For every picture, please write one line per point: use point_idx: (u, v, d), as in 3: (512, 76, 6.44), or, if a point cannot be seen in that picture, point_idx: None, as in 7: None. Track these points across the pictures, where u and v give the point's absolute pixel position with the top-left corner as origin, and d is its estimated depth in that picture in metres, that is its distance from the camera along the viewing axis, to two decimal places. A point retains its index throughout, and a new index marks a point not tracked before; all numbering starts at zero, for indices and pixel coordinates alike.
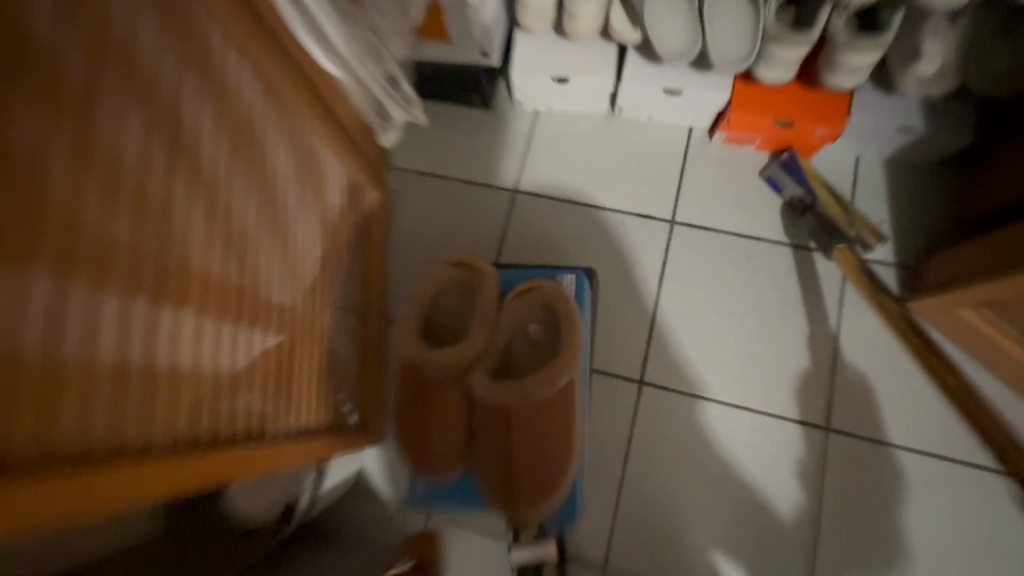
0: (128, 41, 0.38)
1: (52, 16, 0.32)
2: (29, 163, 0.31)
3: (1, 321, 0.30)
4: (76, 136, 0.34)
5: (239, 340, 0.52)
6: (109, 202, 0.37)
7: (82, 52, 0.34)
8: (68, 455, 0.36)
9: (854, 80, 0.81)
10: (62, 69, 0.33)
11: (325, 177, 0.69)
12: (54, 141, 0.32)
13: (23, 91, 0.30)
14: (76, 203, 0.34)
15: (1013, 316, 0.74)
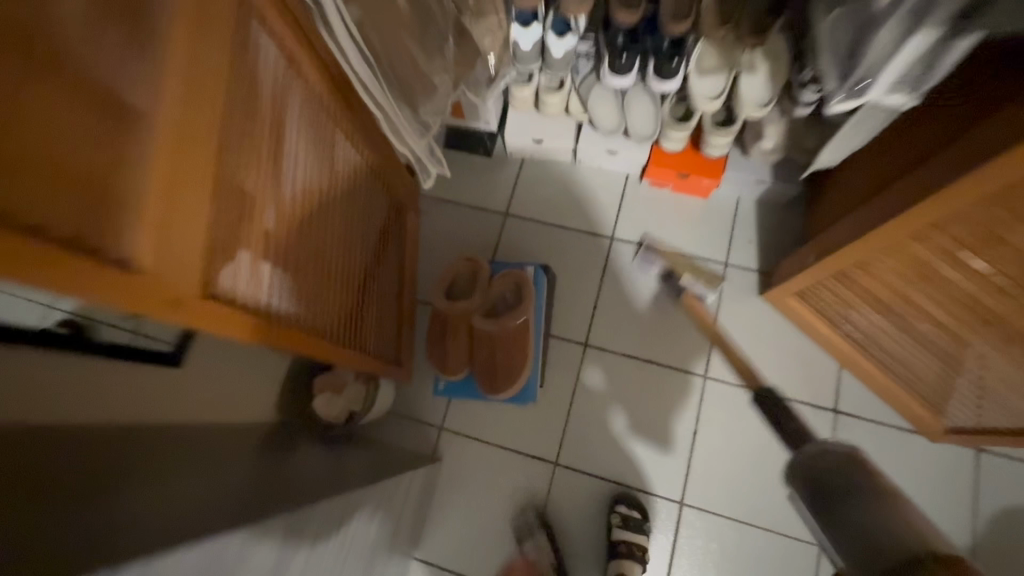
0: (303, 139, 0.83)
1: (282, 135, 0.77)
2: (276, 195, 0.76)
3: (268, 257, 0.75)
4: (288, 182, 0.79)
5: (334, 287, 0.97)
6: (296, 211, 0.82)
7: (290, 147, 0.80)
8: (280, 323, 0.80)
9: (722, 150, 1.24)
10: (284, 155, 0.78)
11: (375, 200, 1.14)
12: (282, 185, 0.78)
13: (274, 166, 0.76)
14: (287, 211, 0.79)
15: (814, 299, 1.17)
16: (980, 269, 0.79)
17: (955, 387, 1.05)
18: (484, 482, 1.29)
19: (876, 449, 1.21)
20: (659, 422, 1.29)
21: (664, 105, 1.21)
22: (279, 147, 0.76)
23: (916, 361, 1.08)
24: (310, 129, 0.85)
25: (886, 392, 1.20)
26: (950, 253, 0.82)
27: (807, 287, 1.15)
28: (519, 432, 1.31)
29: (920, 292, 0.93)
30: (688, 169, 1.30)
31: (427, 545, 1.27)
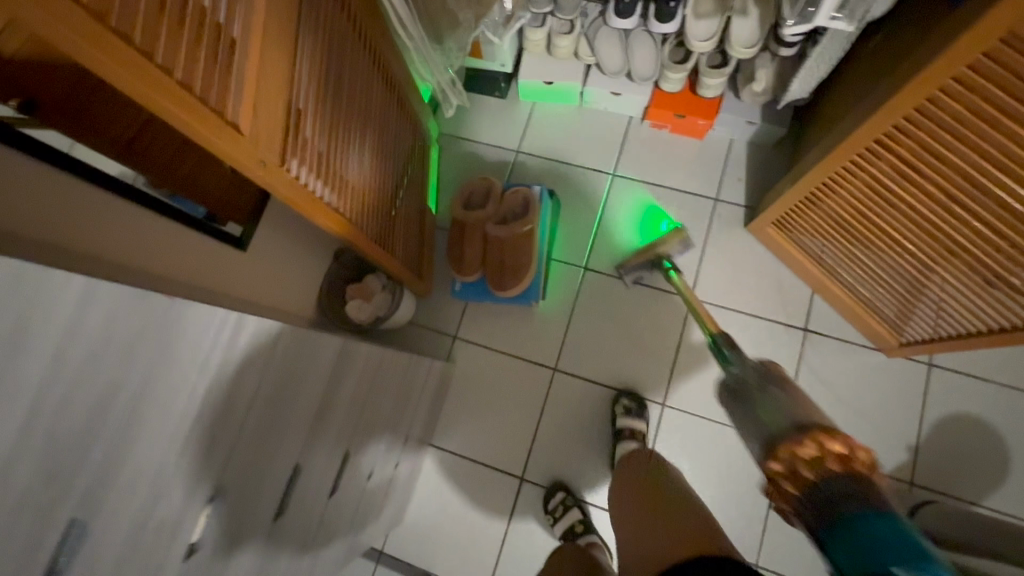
0: (351, 60, 0.99)
1: (336, 53, 0.94)
2: (331, 103, 0.93)
3: (325, 154, 0.92)
4: (339, 95, 0.96)
5: (372, 195, 1.14)
6: (345, 120, 0.98)
7: (341, 65, 0.96)
8: (335, 212, 0.97)
9: (715, 92, 1.36)
10: (337, 72, 0.95)
11: (404, 127, 1.30)
12: (335, 96, 0.94)
13: (330, 78, 0.92)
14: (339, 118, 0.96)
15: (790, 226, 1.31)
16: (921, 181, 0.92)
17: (908, 301, 1.19)
18: (492, 384, 1.48)
19: (840, 362, 1.37)
20: (648, 337, 1.46)
21: (665, 47, 1.33)
22: (333, 62, 0.93)
23: (882, 280, 1.21)
24: (355, 50, 1.00)
25: (852, 311, 1.35)
26: (898, 170, 0.95)
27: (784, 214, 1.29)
28: (524, 342, 1.49)
29: (880, 210, 1.06)
30: (684, 111, 1.42)
31: (441, 436, 1.46)
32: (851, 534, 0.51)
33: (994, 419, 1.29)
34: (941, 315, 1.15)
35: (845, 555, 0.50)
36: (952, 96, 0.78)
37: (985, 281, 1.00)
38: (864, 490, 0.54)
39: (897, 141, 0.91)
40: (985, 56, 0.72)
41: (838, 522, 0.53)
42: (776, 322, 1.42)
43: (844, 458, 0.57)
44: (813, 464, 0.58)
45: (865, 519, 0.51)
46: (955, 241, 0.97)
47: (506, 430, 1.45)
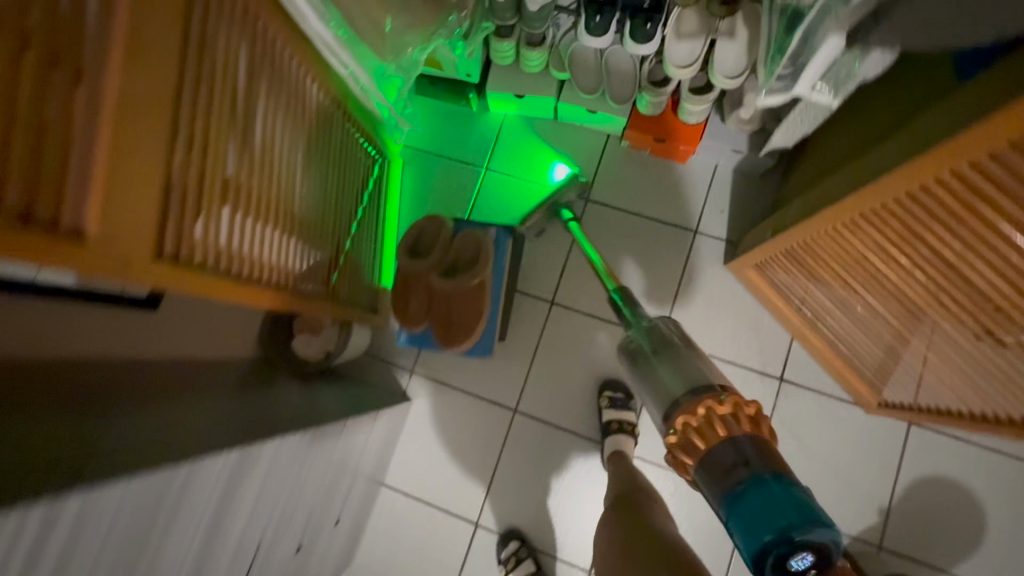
0: (269, 104, 0.87)
1: (246, 102, 0.82)
2: (240, 162, 0.82)
3: (232, 223, 0.81)
4: (251, 148, 0.85)
5: (297, 242, 1.04)
6: (259, 174, 0.87)
7: (254, 114, 0.84)
8: (251, 281, 0.88)
9: (698, 117, 1.22)
10: (249, 121, 0.83)
11: (343, 152, 1.18)
12: (246, 151, 0.83)
13: (239, 134, 0.81)
14: (250, 175, 0.85)
15: (770, 272, 1.21)
16: (906, 262, 0.82)
17: (889, 365, 1.11)
18: (449, 422, 1.40)
19: (816, 415, 1.29)
20: (615, 379, 1.37)
21: (644, 66, 1.19)
22: (242, 112, 0.81)
23: (861, 339, 1.12)
24: (271, 88, 0.88)
25: (831, 364, 1.26)
26: (882, 245, 0.84)
27: (762, 259, 1.18)
28: (483, 379, 1.40)
29: (860, 276, 0.96)
30: (664, 135, 1.29)
31: (393, 475, 1.39)
32: (750, 505, 0.60)
33: (972, 482, 1.22)
34: (919, 384, 1.08)
35: (744, 523, 0.59)
36: (948, 191, 0.67)
37: (969, 366, 0.92)
38: (759, 451, 0.64)
39: (881, 218, 0.80)
40: (994, 159, 0.60)
41: (732, 491, 0.62)
42: (752, 368, 1.33)
43: (734, 417, 0.67)
44: (725, 422, 0.67)
45: (761, 487, 0.60)
46: (940, 324, 0.88)
47: (460, 471, 1.37)
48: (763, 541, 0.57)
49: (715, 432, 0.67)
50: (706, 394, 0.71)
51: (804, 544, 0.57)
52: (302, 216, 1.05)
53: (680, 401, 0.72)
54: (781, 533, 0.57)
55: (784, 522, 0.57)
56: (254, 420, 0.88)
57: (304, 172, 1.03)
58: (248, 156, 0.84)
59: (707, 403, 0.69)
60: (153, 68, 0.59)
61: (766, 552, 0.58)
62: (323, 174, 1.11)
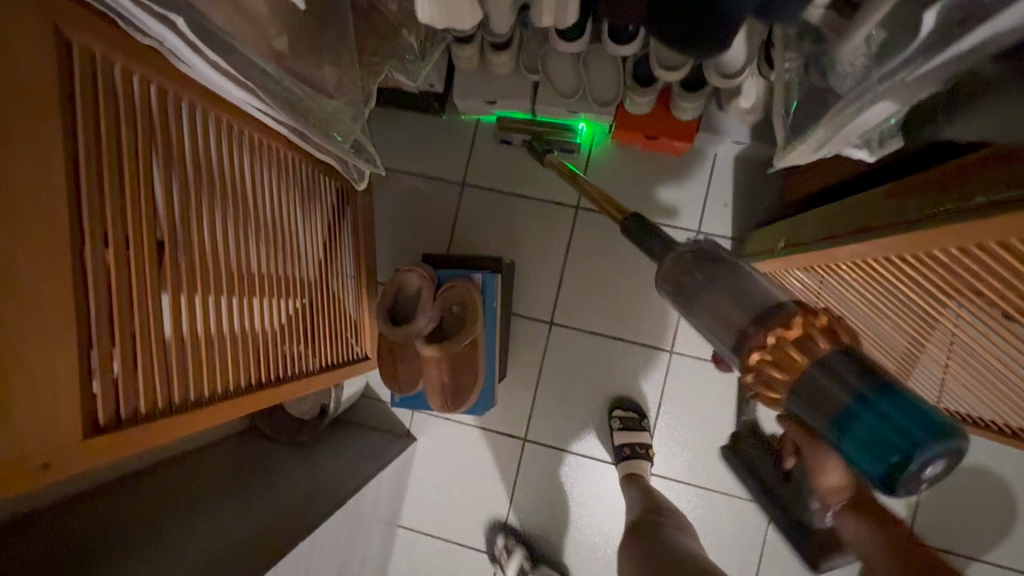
0: (200, 193, 0.76)
1: (174, 202, 0.71)
2: (178, 271, 0.72)
3: (182, 341, 0.72)
4: (189, 251, 0.74)
5: (265, 317, 0.95)
6: (203, 273, 0.77)
7: (185, 211, 0.73)
8: (216, 395, 0.80)
9: (693, 113, 1.09)
10: (182, 220, 0.72)
11: (303, 201, 1.06)
12: (182, 256, 0.73)
13: (172, 241, 0.71)
14: (194, 279, 0.75)
15: (784, 279, 1.12)
16: (947, 298, 0.73)
17: (912, 374, 1.04)
18: (457, 458, 1.36)
19: None
20: (625, 395, 1.30)
21: (628, 64, 1.04)
22: (168, 218, 0.70)
23: (881, 348, 1.05)
24: (196, 170, 0.75)
25: None
26: (919, 280, 0.74)
27: (774, 268, 1.09)
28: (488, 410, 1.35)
29: (885, 298, 0.87)
30: (656, 134, 1.15)
31: (409, 515, 1.36)
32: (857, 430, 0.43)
33: (1003, 471, 1.18)
34: (945, 393, 1.01)
35: (855, 447, 0.43)
36: (993, 257, 0.56)
37: (1005, 389, 0.84)
38: (862, 362, 0.45)
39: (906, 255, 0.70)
40: None
41: (835, 418, 0.44)
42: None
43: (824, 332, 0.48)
44: (811, 339, 0.48)
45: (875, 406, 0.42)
46: (980, 357, 0.80)
47: (476, 507, 1.34)
48: (890, 467, 0.41)
49: (798, 357, 0.48)
50: (775, 320, 0.51)
51: (939, 456, 0.41)
52: (268, 291, 0.95)
53: (745, 334, 0.53)
54: (904, 454, 0.40)
55: (903, 432, 0.41)
56: (248, 531, 0.83)
57: (258, 241, 0.91)
58: (186, 261, 0.73)
59: (782, 327, 0.50)
60: (35, 228, 0.49)
61: (897, 478, 0.41)
62: (283, 237, 0.99)
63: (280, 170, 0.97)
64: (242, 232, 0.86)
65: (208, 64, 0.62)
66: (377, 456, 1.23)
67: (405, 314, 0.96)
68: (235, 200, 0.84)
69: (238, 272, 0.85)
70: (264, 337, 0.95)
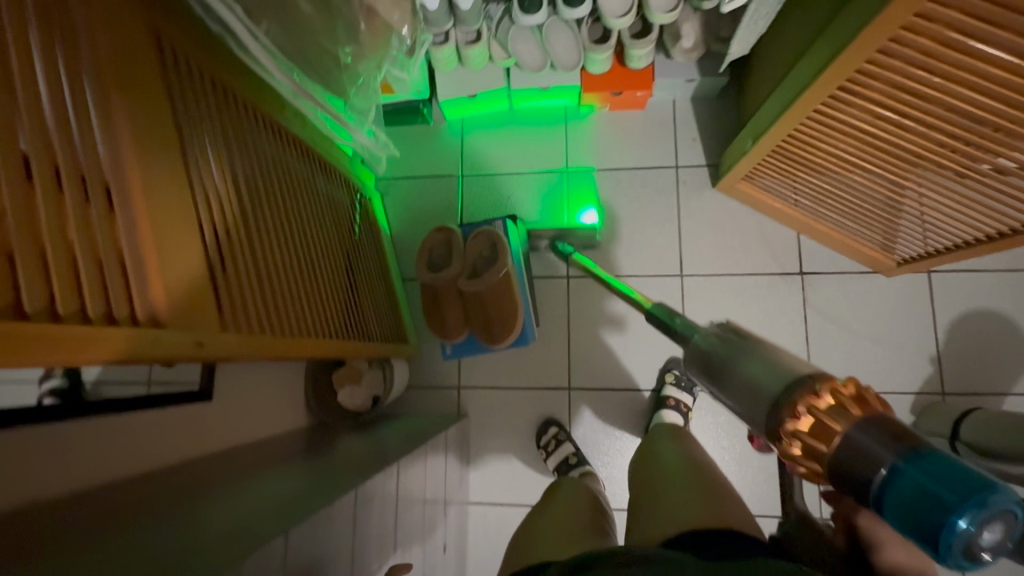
0: (274, 162, 0.89)
1: (259, 164, 0.84)
2: (266, 222, 0.84)
3: (274, 281, 0.83)
4: (272, 209, 0.87)
5: (329, 283, 1.06)
6: (282, 230, 0.89)
7: (265, 175, 0.86)
8: (303, 336, 0.89)
9: (646, 60, 1.28)
10: (263, 181, 0.85)
11: (341, 189, 1.19)
12: (267, 210, 0.85)
13: (260, 197, 0.83)
14: (277, 234, 0.87)
15: (762, 176, 1.27)
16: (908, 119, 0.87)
17: (896, 225, 1.17)
18: (510, 424, 1.41)
19: (842, 296, 1.35)
20: (651, 326, 1.39)
21: (584, 26, 1.23)
22: (255, 177, 0.82)
23: (864, 211, 1.19)
24: (269, 142, 0.89)
25: (840, 244, 1.33)
26: (874, 111, 0.89)
27: (751, 165, 1.24)
28: (528, 370, 1.42)
29: (853, 150, 1.02)
30: (619, 88, 1.34)
31: (475, 491, 1.39)
32: (896, 500, 0.34)
33: (1003, 308, 1.28)
34: (928, 231, 1.14)
35: (896, 518, 0.34)
36: (914, 32, 0.72)
37: (970, 195, 0.98)
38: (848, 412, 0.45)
39: (854, 82, 0.86)
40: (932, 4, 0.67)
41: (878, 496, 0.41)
42: (771, 275, 1.38)
43: (850, 407, 0.37)
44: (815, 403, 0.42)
45: (905, 478, 0.33)
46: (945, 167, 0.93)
47: (537, 465, 1.38)
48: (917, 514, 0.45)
49: (826, 436, 0.37)
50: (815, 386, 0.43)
51: (994, 518, 0.32)
52: (325, 268, 1.05)
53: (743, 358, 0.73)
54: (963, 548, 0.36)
55: (942, 500, 0.31)
56: (338, 475, 0.89)
57: (314, 216, 1.03)
58: (268, 227, 0.84)
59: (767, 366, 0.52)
60: (168, 153, 0.61)
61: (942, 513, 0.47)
62: (330, 226, 1.11)
63: (326, 157, 1.11)
64: (301, 204, 0.98)
65: (260, 45, 0.76)
66: (437, 427, 1.29)
67: (441, 268, 1.09)
68: (294, 184, 0.96)
69: (304, 245, 0.97)
70: (330, 310, 1.04)
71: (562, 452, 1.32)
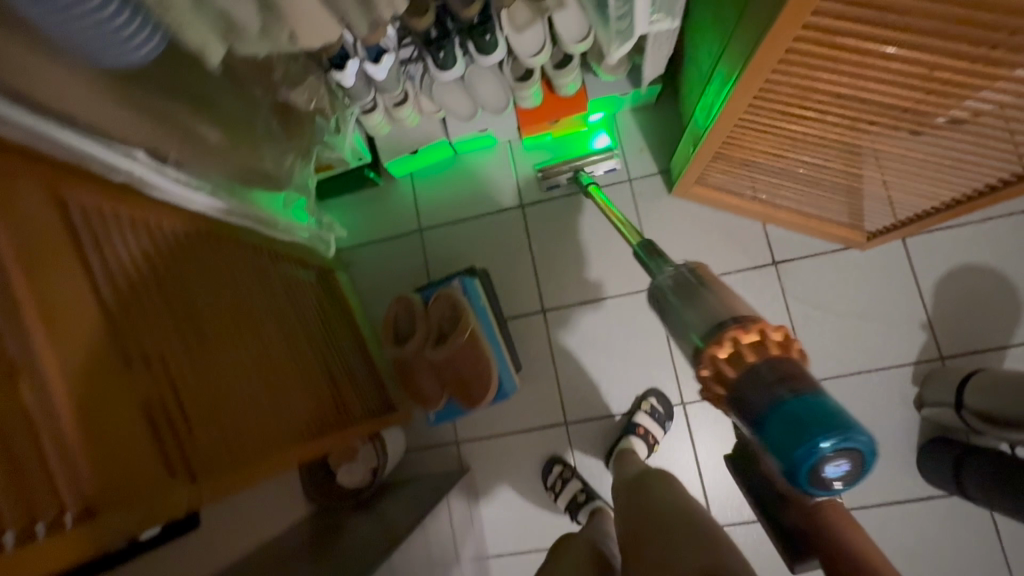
0: (220, 283, 0.90)
1: (201, 292, 0.85)
2: (219, 347, 0.84)
3: (233, 406, 0.84)
4: (225, 332, 0.87)
5: (302, 382, 1.06)
6: (238, 347, 0.90)
7: (212, 299, 0.87)
8: (275, 450, 0.89)
9: (573, 85, 1.27)
10: (210, 307, 0.86)
11: (301, 280, 1.20)
12: (219, 334, 0.86)
13: (209, 324, 0.84)
14: (234, 355, 0.88)
15: (714, 179, 1.25)
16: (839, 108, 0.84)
17: (859, 202, 1.14)
18: (514, 470, 1.39)
19: (821, 279, 1.32)
20: (635, 346, 1.37)
21: (506, 67, 1.22)
22: (199, 306, 0.83)
23: (823, 195, 1.16)
24: (212, 264, 0.90)
25: (809, 229, 1.30)
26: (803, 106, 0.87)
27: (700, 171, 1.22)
28: (523, 411, 1.40)
29: (798, 145, 0.99)
30: (555, 115, 1.32)
31: (493, 544, 1.38)
32: (779, 421, 0.51)
33: (985, 260, 1.25)
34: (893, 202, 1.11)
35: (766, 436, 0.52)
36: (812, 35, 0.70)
37: (925, 163, 0.94)
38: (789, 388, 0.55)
39: (770, 86, 0.85)
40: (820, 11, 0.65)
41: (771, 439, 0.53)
42: (746, 270, 1.36)
43: (764, 346, 0.57)
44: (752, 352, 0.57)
45: (788, 408, 0.51)
46: (896, 144, 0.90)
47: (550, 507, 1.36)
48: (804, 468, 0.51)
49: (744, 356, 0.56)
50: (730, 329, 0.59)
51: (842, 455, 0.49)
52: (289, 368, 1.04)
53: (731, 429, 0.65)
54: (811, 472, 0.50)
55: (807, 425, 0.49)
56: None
57: (274, 318, 1.04)
58: (217, 355, 0.84)
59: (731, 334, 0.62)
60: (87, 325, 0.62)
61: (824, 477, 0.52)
62: (289, 322, 1.10)
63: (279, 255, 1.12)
64: (258, 311, 0.99)
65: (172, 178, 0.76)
66: (440, 490, 1.27)
67: (407, 337, 1.07)
68: (242, 295, 0.96)
69: (267, 353, 0.98)
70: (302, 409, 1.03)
71: (569, 492, 1.30)
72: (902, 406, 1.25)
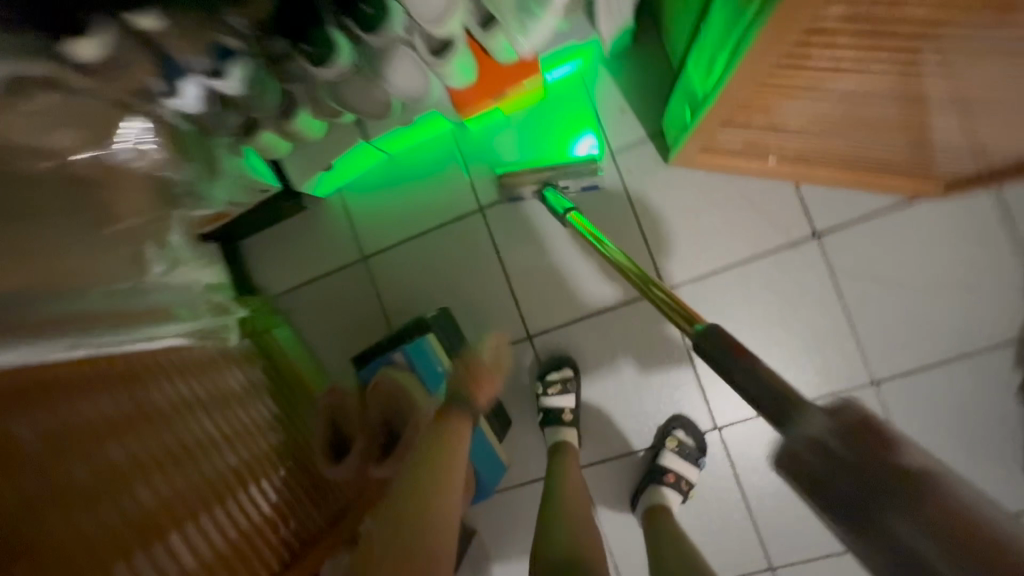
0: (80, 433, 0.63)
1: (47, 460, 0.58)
2: (86, 536, 0.58)
3: None
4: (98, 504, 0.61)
5: (243, 508, 0.80)
6: (126, 515, 0.64)
7: (70, 463, 0.60)
8: None
9: (515, 47, 0.92)
10: (65, 479, 0.59)
11: (222, 371, 0.94)
12: (87, 515, 0.59)
13: (65, 508, 0.58)
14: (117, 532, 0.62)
15: (725, 147, 0.92)
16: (877, 50, 0.53)
17: (932, 149, 0.81)
18: (525, 530, 1.16)
19: (880, 248, 1.00)
20: (650, 368, 1.09)
21: (415, 40, 0.86)
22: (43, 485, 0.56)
23: (883, 147, 0.82)
24: (59, 407, 0.62)
25: (862, 185, 0.97)
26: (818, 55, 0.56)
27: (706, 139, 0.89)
28: (525, 460, 1.16)
29: (850, 95, 0.65)
30: (499, 91, 0.99)
31: None
32: None
33: None
34: (991, 146, 0.77)
35: None
36: None
37: None
38: None
39: (802, 30, 0.52)
40: None
41: None
42: (781, 249, 1.03)
43: None
44: None
45: None
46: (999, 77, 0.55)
47: None
48: None
49: None
50: None
51: None
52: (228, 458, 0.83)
53: None
54: None
55: None
56: None
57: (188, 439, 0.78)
58: (89, 543, 0.58)
59: None
60: None
61: None
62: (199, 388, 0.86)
63: (181, 351, 0.85)
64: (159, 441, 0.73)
65: None
66: None
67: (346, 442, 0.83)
68: (122, 395, 0.72)
69: (181, 496, 0.72)
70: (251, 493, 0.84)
71: (560, 405, 1.07)
72: (1002, 396, 0.97)
